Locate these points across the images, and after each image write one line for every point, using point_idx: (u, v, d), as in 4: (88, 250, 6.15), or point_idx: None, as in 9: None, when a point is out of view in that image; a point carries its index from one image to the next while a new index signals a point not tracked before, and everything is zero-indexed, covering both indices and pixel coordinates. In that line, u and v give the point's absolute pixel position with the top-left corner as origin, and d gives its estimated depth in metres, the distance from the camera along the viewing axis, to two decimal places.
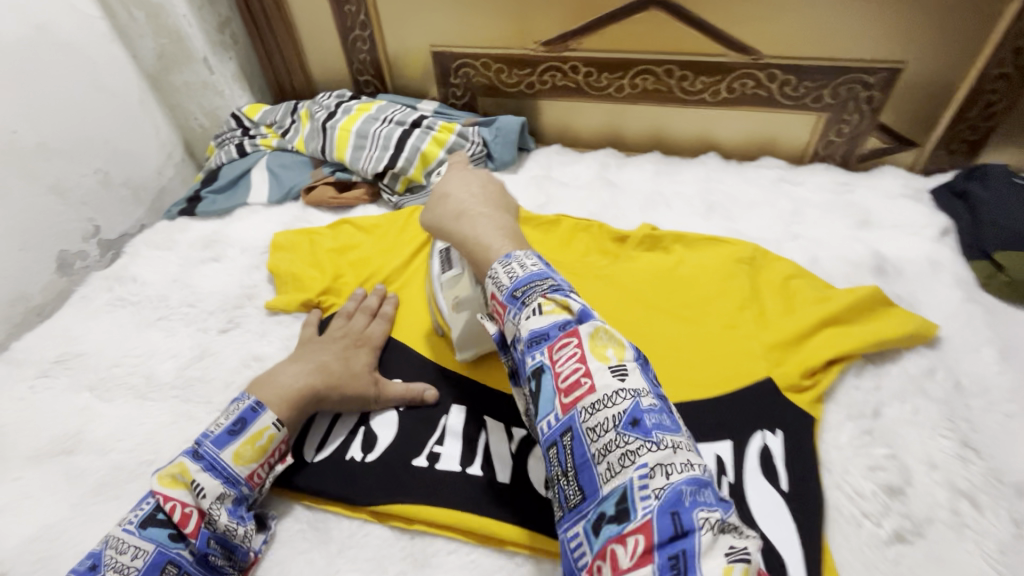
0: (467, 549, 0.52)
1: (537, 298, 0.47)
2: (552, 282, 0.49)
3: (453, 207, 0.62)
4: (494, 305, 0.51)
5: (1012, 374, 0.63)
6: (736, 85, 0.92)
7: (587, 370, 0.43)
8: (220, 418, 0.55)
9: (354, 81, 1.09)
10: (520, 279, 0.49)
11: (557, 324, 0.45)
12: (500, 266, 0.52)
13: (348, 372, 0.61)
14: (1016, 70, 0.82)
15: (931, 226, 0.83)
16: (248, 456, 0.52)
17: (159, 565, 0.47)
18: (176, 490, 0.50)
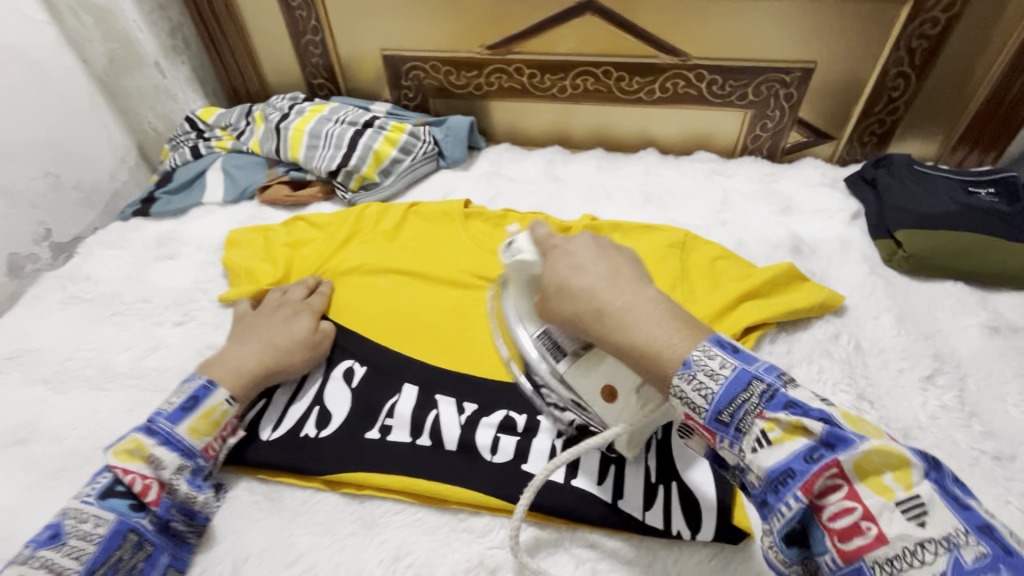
0: (413, 509, 0.56)
1: (755, 420, 0.41)
2: (761, 386, 0.41)
3: (587, 304, 0.51)
4: (687, 424, 0.44)
5: (906, 336, 0.71)
6: (669, 84, 0.99)
7: (864, 512, 0.36)
8: (171, 398, 0.59)
9: (309, 84, 1.12)
10: (720, 393, 0.42)
11: (798, 453, 0.39)
12: (682, 379, 0.43)
13: (285, 344, 0.65)
14: (910, 68, 0.91)
15: (844, 211, 0.91)
16: (203, 430, 0.57)
17: (122, 533, 0.50)
18: (135, 463, 0.53)
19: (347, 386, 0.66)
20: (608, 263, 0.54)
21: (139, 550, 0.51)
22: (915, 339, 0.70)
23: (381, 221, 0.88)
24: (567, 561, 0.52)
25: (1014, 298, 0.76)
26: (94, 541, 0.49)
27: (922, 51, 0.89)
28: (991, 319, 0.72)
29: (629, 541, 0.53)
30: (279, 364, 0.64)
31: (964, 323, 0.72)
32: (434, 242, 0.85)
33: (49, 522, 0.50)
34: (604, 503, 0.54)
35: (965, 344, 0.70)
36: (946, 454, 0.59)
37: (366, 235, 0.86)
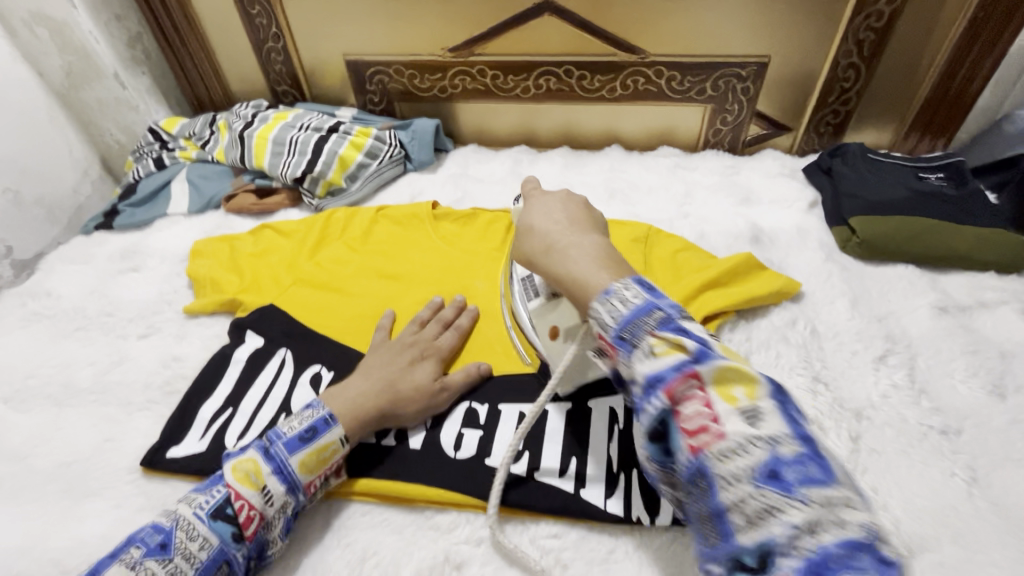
0: (380, 510, 0.58)
1: (646, 336, 0.42)
2: (660, 314, 0.43)
3: (541, 242, 0.54)
4: (600, 343, 0.46)
5: (860, 319, 0.73)
6: (629, 82, 1.00)
7: (714, 415, 0.38)
8: (291, 421, 0.57)
9: (273, 91, 1.12)
10: (626, 315, 0.43)
11: (672, 364, 0.40)
12: (600, 305, 0.45)
13: (417, 389, 0.61)
14: (860, 60, 0.94)
15: (802, 200, 0.93)
16: (311, 467, 0.54)
17: (217, 563, 0.48)
18: (246, 489, 0.51)
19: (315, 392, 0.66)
20: (570, 212, 0.56)
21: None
22: (868, 322, 0.73)
23: (352, 226, 0.89)
24: (532, 551, 0.54)
25: (963, 278, 0.79)
26: (194, 566, 0.47)
27: (870, 43, 0.92)
28: (941, 300, 0.75)
29: (591, 528, 0.55)
30: (384, 406, 0.59)
31: (915, 305, 0.75)
32: (406, 245, 0.86)
33: (154, 528, 0.48)
34: (566, 494, 0.56)
35: (916, 325, 0.72)
36: (896, 431, 0.61)
37: (334, 242, 0.87)
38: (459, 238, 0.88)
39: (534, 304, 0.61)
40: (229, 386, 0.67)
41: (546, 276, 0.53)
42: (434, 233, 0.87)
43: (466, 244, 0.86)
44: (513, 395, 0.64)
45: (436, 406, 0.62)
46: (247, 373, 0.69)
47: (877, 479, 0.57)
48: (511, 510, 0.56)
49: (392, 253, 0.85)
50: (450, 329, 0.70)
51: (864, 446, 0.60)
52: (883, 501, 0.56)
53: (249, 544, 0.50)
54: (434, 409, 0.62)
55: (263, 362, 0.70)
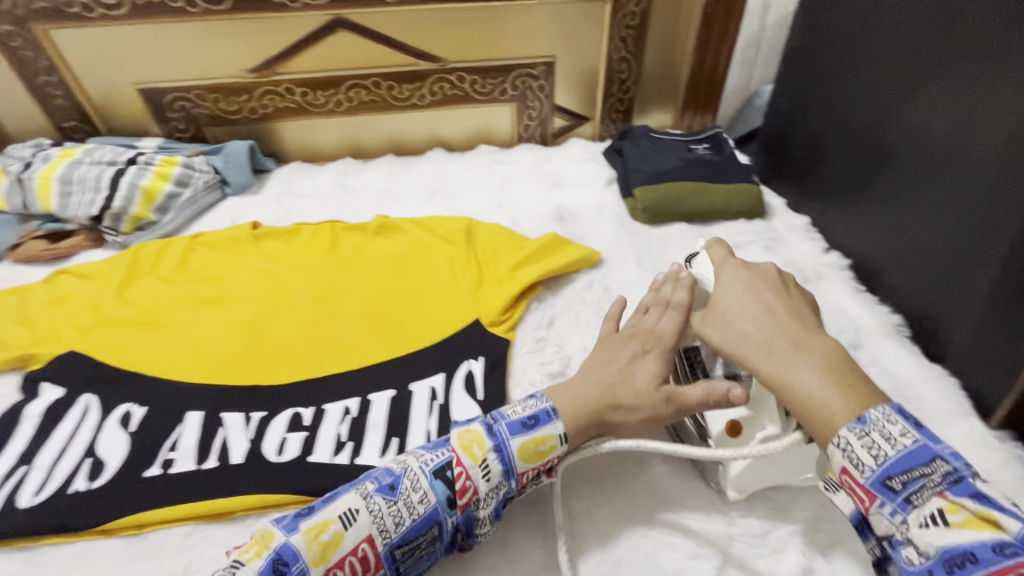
0: (199, 530, 0.56)
1: (932, 496, 0.39)
2: (946, 466, 0.40)
3: (751, 337, 0.52)
4: (842, 482, 0.43)
5: (644, 274, 0.86)
6: (436, 88, 1.07)
7: None
8: (513, 407, 0.57)
9: (60, 128, 1.03)
10: (894, 459, 0.40)
11: (989, 543, 0.36)
12: (853, 432, 0.42)
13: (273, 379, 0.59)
14: (628, 54, 1.09)
15: (600, 179, 1.06)
16: (531, 454, 0.54)
17: (430, 521, 0.50)
18: (468, 458, 0.52)
19: (125, 430, 0.64)
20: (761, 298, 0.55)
21: (432, 542, 0.50)
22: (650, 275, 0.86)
23: (166, 258, 0.86)
24: None
25: (723, 227, 0.95)
26: (414, 514, 0.49)
27: (631, 39, 1.07)
28: None
29: None
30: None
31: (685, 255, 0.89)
32: (227, 269, 0.85)
33: (387, 469, 0.52)
34: None
35: None
36: None
37: (144, 277, 0.83)
38: (283, 254, 0.88)
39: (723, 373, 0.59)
40: (19, 445, 0.62)
41: (758, 374, 0.50)
42: (257, 254, 0.88)
43: (291, 259, 0.88)
44: (336, 393, 0.68)
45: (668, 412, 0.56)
46: (42, 426, 0.64)
47: None
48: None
49: (212, 278, 0.83)
50: (671, 308, 0.63)
51: None
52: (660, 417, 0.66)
53: (459, 514, 0.51)
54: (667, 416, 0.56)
55: (61, 412, 0.65)
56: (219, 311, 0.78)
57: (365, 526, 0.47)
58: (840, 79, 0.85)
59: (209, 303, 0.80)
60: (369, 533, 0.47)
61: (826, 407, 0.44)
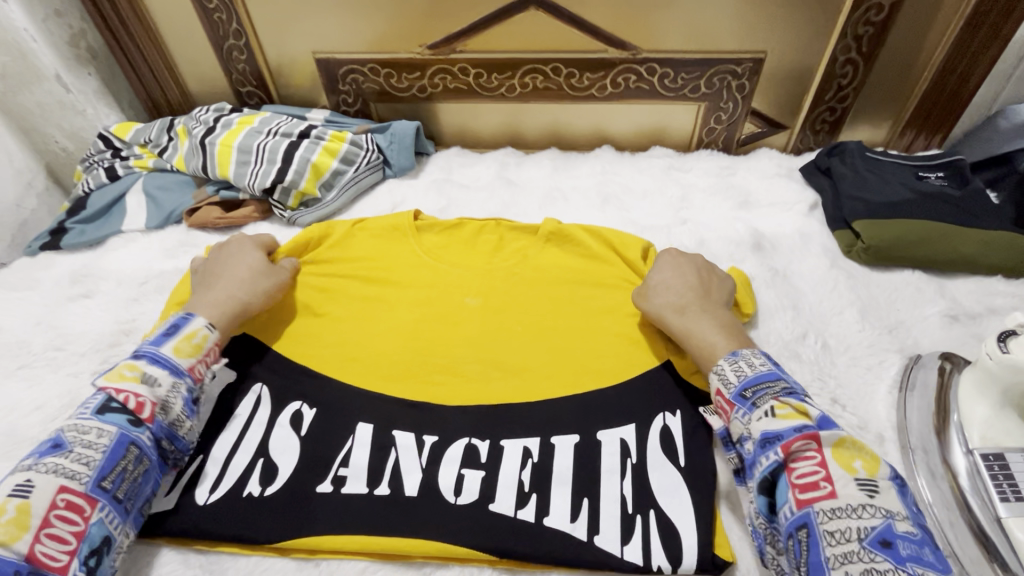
0: (373, 567, 0.51)
1: (768, 400, 0.50)
2: (784, 385, 0.52)
3: (674, 300, 0.63)
4: (716, 399, 0.55)
5: (871, 331, 0.70)
6: (620, 79, 0.95)
7: (827, 476, 0.45)
8: (749, 360, 0.55)
9: (236, 92, 1.03)
10: (749, 377, 0.53)
11: (793, 426, 0.48)
12: (728, 363, 0.55)
13: (256, 250, 0.73)
14: (858, 56, 0.90)
15: (802, 202, 0.90)
16: (189, 350, 0.58)
17: (125, 444, 0.52)
18: (127, 383, 0.54)
19: (296, 433, 0.60)
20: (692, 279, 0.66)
21: (141, 462, 0.52)
22: (880, 333, 0.70)
23: (325, 242, 0.76)
24: None
25: (970, 283, 0.76)
26: (99, 450, 0.50)
27: (868, 38, 0.88)
28: (950, 308, 0.72)
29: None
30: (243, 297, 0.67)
31: (924, 314, 0.72)
32: (390, 260, 0.74)
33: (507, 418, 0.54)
34: (578, 542, 0.51)
35: (928, 336, 0.70)
36: None
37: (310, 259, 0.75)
38: (446, 252, 0.75)
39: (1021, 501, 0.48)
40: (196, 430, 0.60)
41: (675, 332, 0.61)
42: (419, 251, 0.75)
43: (458, 258, 0.74)
44: (514, 428, 0.60)
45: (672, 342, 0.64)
46: (218, 412, 0.62)
47: None
48: (518, 562, 0.51)
49: (374, 271, 0.73)
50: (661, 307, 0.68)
51: None
52: None
53: (152, 425, 0.54)
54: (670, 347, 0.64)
55: (235, 399, 0.63)
56: (387, 311, 0.70)
57: (49, 483, 0.48)
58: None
59: (374, 301, 0.71)
60: (59, 484, 0.48)
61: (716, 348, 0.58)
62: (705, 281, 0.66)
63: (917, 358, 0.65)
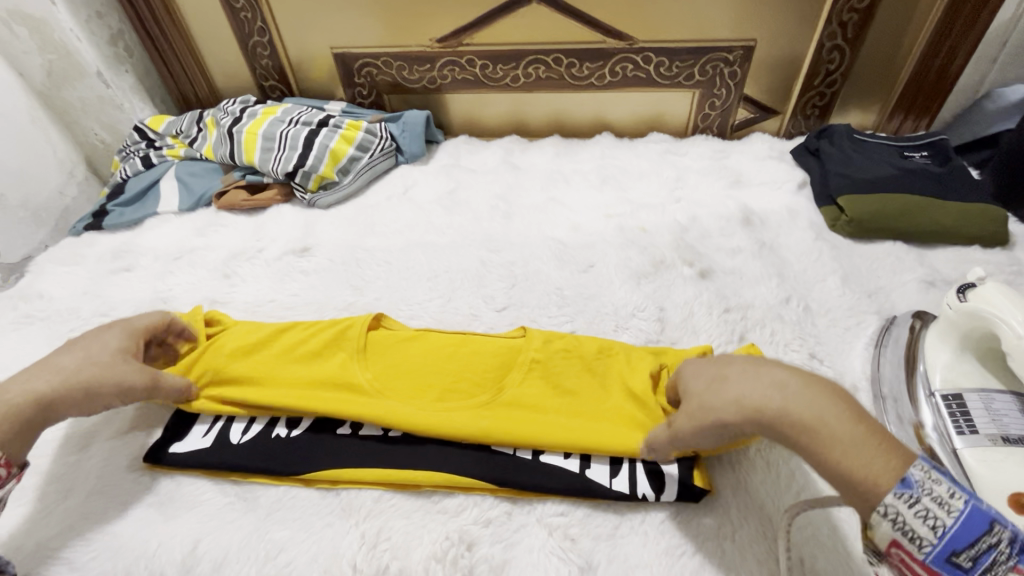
0: (387, 496, 0.57)
1: (1004, 570, 0.35)
2: (1005, 532, 0.35)
3: (764, 395, 0.43)
4: (898, 552, 0.37)
5: (851, 295, 0.75)
6: (618, 68, 1.01)
7: None
8: (938, 492, 0.36)
9: (260, 86, 1.11)
10: (954, 530, 0.36)
11: None
12: (914, 510, 0.36)
13: (110, 355, 0.56)
14: (845, 42, 0.95)
15: (791, 181, 0.94)
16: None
17: None
18: None
19: None
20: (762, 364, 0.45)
21: None
22: (859, 298, 0.74)
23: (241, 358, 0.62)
24: (540, 530, 0.53)
25: (949, 252, 0.80)
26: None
27: (853, 25, 0.93)
28: (928, 274, 0.77)
29: (598, 506, 0.55)
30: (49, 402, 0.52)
31: (903, 280, 0.77)
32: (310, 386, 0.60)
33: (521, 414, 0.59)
34: (575, 475, 0.55)
35: (905, 300, 0.74)
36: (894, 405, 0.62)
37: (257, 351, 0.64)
38: (397, 375, 0.61)
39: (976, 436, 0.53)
40: None
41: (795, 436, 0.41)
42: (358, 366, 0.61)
43: (410, 379, 0.61)
44: None
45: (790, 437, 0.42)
46: None
47: None
48: (517, 492, 0.56)
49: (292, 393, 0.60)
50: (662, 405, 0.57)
51: None
52: None
53: None
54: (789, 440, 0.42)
55: None
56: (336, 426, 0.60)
57: None
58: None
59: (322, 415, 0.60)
60: None
61: (867, 461, 0.38)
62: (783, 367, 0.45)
63: (894, 318, 0.70)
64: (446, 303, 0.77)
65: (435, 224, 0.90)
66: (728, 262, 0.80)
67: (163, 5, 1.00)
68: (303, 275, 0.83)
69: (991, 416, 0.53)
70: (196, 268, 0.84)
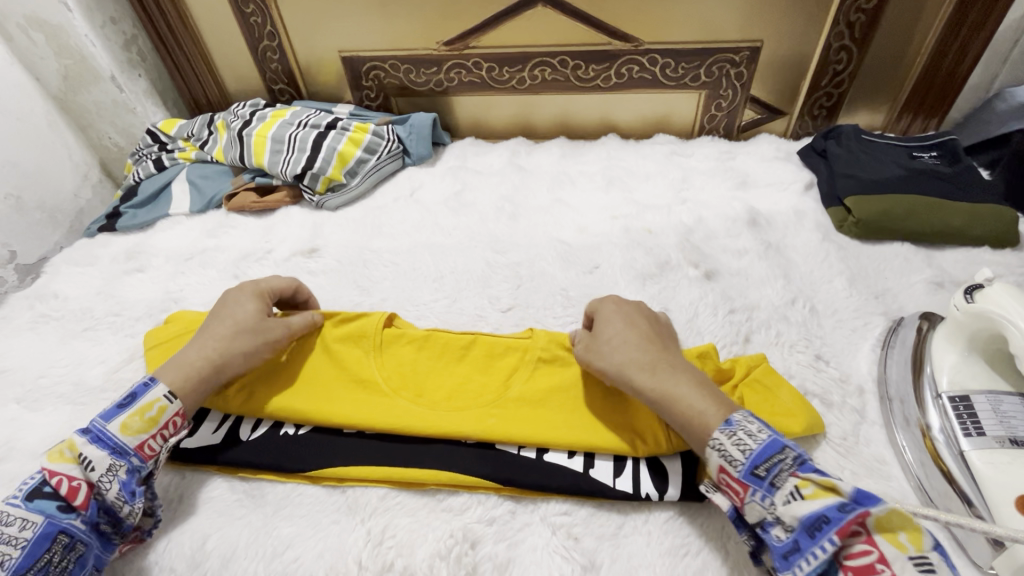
0: (393, 494, 0.57)
1: (788, 477, 0.43)
2: (794, 452, 0.44)
3: (635, 358, 0.55)
4: (718, 475, 0.46)
5: (858, 297, 0.74)
6: (624, 70, 1.01)
7: (881, 556, 0.38)
8: (744, 425, 0.46)
9: (269, 89, 1.13)
10: (756, 450, 0.44)
11: (834, 504, 0.40)
12: (722, 433, 0.46)
13: (252, 320, 0.62)
14: (852, 42, 0.95)
15: (797, 181, 0.94)
16: (137, 427, 0.53)
17: (51, 535, 0.47)
18: (64, 465, 0.50)
19: None
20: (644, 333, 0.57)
21: (70, 551, 0.48)
22: (866, 299, 0.74)
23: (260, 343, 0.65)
24: (543, 529, 0.54)
25: (958, 254, 0.80)
26: (19, 546, 0.46)
27: (860, 25, 0.92)
28: (936, 275, 0.76)
29: (602, 505, 0.55)
30: (225, 361, 0.59)
31: (911, 281, 0.76)
32: (321, 371, 0.63)
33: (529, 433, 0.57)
34: (580, 475, 0.55)
35: (913, 301, 0.74)
36: None
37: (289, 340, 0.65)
38: (408, 375, 0.62)
39: (981, 436, 0.52)
40: None
41: (645, 393, 0.52)
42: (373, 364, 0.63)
43: (421, 380, 0.62)
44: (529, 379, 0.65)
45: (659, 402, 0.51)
46: None
47: (880, 449, 0.58)
48: (524, 491, 0.56)
49: (305, 390, 0.62)
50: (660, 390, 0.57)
51: (869, 420, 0.61)
52: (889, 470, 0.57)
53: (83, 512, 0.49)
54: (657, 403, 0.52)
55: None
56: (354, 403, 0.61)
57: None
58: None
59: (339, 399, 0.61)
60: None
61: (702, 414, 0.49)
62: (658, 334, 0.58)
63: (901, 320, 0.70)
64: (452, 304, 0.78)
65: (441, 226, 0.91)
66: (734, 263, 0.80)
67: (176, 11, 1.02)
68: (310, 276, 0.84)
69: (999, 418, 0.53)
70: (206, 269, 0.86)
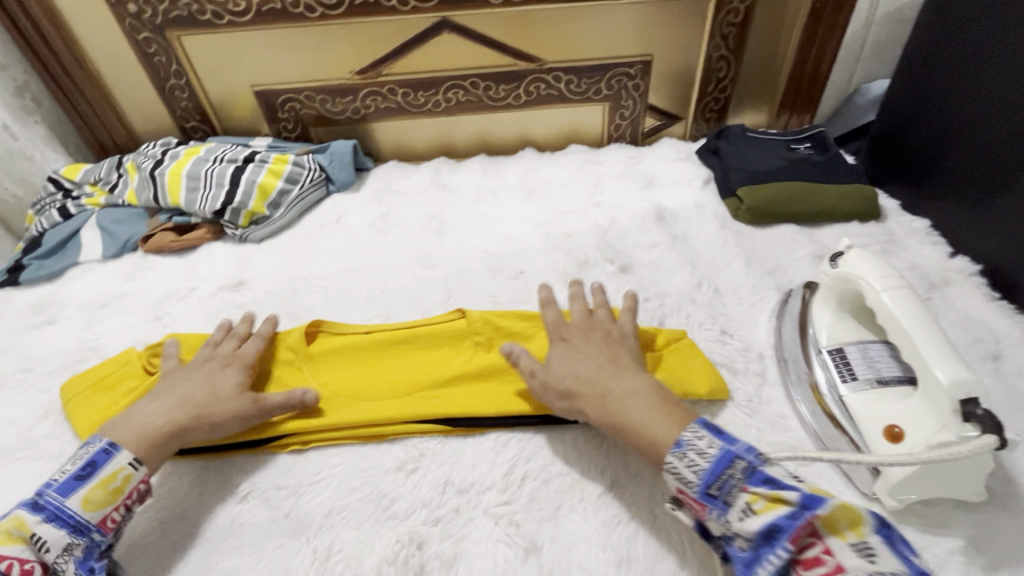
0: (338, 510, 0.58)
1: (739, 493, 0.45)
2: (743, 464, 0.46)
3: (591, 387, 0.57)
4: (680, 497, 0.48)
5: (754, 275, 0.82)
6: (531, 88, 1.08)
7: (827, 548, 0.41)
8: (692, 446, 0.48)
9: (181, 128, 1.11)
10: (708, 469, 0.46)
11: (784, 515, 0.42)
12: (677, 455, 0.48)
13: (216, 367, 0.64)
14: (728, 52, 1.06)
15: (697, 178, 1.03)
16: (102, 500, 0.52)
17: None
18: (14, 546, 0.48)
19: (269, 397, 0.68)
20: (598, 358, 0.59)
21: None
22: (761, 276, 0.82)
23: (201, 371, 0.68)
24: (486, 521, 0.56)
25: (834, 229, 0.91)
26: None
27: (733, 36, 1.04)
28: (817, 250, 0.86)
29: (541, 491, 0.58)
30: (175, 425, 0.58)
31: (797, 257, 0.86)
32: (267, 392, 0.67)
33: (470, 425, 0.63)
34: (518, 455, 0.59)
35: (800, 275, 0.83)
36: None
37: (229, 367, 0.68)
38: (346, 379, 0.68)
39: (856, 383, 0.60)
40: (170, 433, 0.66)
41: (603, 424, 0.55)
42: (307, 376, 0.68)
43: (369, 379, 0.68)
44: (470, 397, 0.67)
45: (617, 428, 0.54)
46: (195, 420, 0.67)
47: (780, 405, 0.65)
48: (468, 431, 0.63)
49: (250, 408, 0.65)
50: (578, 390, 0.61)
51: (769, 382, 0.68)
52: (790, 423, 0.63)
53: None
54: (617, 428, 0.54)
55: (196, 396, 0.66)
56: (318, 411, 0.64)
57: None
58: (978, 45, 0.77)
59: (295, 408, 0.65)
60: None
61: (655, 441, 0.51)
62: (615, 353, 0.60)
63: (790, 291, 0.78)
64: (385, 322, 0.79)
65: (369, 248, 0.92)
66: (645, 256, 0.87)
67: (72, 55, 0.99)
68: (238, 308, 0.83)
69: (869, 364, 0.61)
70: (125, 314, 0.83)
